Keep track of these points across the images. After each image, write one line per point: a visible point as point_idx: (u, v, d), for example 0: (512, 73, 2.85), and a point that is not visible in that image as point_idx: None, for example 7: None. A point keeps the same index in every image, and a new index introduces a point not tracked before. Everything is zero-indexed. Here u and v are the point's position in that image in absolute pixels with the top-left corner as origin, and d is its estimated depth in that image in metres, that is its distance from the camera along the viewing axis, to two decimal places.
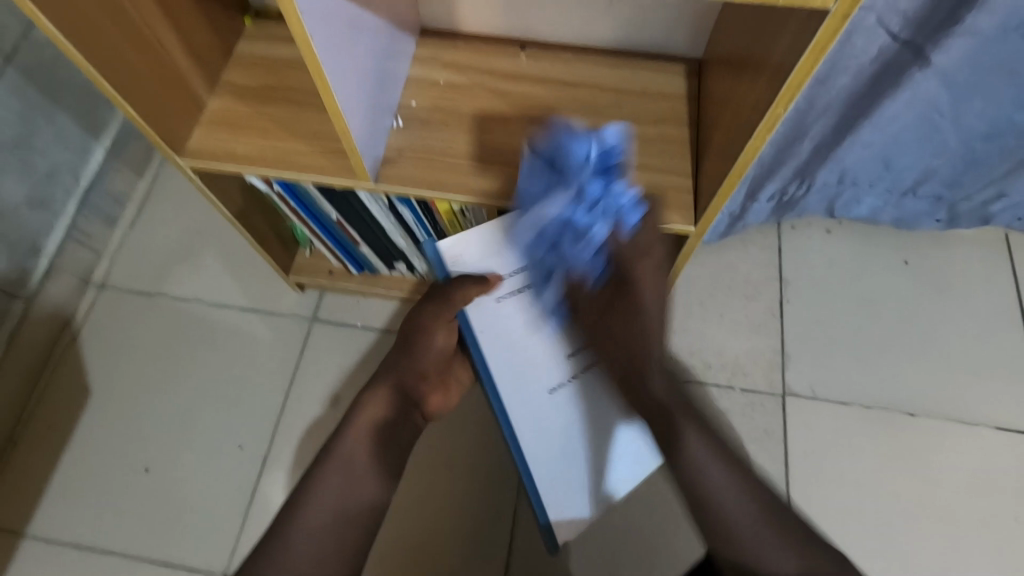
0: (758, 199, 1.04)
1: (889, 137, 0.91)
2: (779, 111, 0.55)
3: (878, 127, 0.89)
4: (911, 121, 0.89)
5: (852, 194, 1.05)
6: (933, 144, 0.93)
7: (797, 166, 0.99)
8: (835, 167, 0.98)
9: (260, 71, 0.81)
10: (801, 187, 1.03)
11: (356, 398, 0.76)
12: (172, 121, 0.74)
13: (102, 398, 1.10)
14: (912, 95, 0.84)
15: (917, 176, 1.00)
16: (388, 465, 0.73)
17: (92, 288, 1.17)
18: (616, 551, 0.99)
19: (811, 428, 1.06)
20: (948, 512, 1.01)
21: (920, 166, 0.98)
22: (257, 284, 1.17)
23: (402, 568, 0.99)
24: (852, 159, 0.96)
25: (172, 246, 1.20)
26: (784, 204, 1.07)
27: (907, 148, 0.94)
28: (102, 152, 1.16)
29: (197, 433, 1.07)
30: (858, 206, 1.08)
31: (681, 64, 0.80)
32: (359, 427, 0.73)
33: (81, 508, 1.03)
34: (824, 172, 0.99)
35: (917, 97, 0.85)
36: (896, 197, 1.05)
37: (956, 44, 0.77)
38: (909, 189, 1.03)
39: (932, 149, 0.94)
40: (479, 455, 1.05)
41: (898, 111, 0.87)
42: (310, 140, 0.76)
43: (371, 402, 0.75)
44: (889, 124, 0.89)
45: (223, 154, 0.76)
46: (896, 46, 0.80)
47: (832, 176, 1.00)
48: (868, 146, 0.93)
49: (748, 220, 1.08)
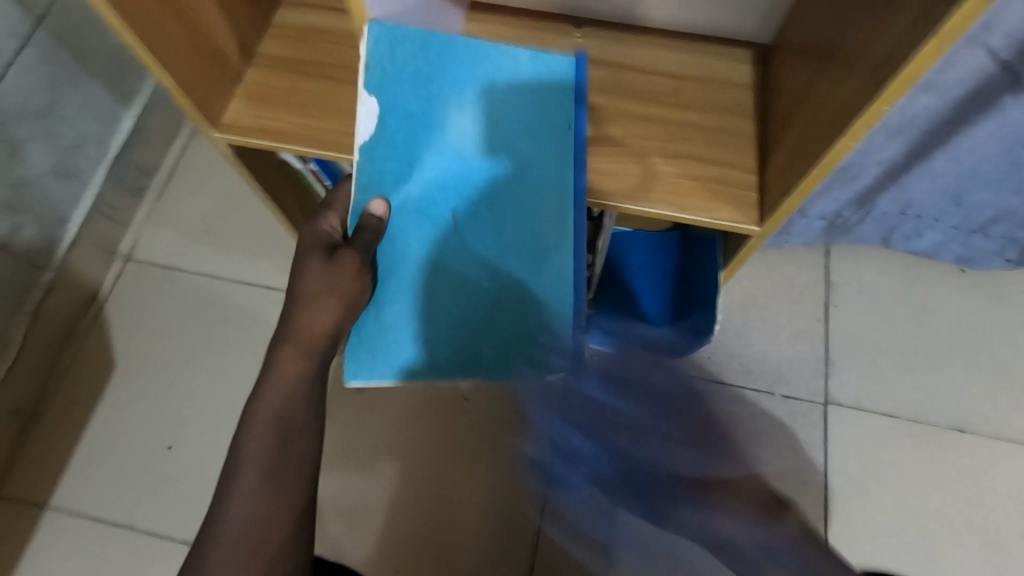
0: (808, 216, 0.98)
1: (964, 166, 0.85)
2: (883, 106, 0.49)
3: (953, 156, 0.83)
4: (991, 154, 0.82)
5: (913, 225, 0.98)
6: (1012, 181, 0.86)
7: (858, 190, 0.93)
8: (898, 195, 0.92)
9: (300, 43, 0.76)
10: (858, 214, 0.97)
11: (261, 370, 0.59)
12: (211, 95, 0.71)
13: (124, 374, 1.08)
14: (998, 124, 0.77)
15: (990, 215, 0.93)
16: (318, 425, 0.58)
17: (118, 261, 1.15)
18: (643, 553, 0.97)
19: (856, 441, 1.01)
20: (995, 535, 0.96)
21: (996, 205, 0.91)
22: (283, 264, 1.14)
23: (423, 560, 0.98)
24: (919, 187, 0.90)
25: (200, 223, 1.17)
26: (836, 228, 1.01)
27: (981, 182, 0.87)
28: (131, 121, 1.13)
29: (218, 413, 1.06)
30: (918, 239, 1.01)
31: (746, 50, 0.75)
32: (268, 400, 0.57)
33: (101, 484, 1.02)
34: (886, 199, 0.93)
35: (1004, 125, 0.77)
36: (961, 234, 0.98)
37: None
38: (977, 227, 0.96)
39: (1011, 184, 0.87)
40: (505, 449, 1.02)
41: (980, 141, 0.80)
42: (349, 119, 0.72)
43: (274, 380, 0.58)
44: (967, 153, 0.82)
45: (260, 130, 0.73)
46: (992, 68, 0.72)
47: (894, 206, 0.95)
48: (939, 176, 0.87)
49: (793, 236, 1.03)
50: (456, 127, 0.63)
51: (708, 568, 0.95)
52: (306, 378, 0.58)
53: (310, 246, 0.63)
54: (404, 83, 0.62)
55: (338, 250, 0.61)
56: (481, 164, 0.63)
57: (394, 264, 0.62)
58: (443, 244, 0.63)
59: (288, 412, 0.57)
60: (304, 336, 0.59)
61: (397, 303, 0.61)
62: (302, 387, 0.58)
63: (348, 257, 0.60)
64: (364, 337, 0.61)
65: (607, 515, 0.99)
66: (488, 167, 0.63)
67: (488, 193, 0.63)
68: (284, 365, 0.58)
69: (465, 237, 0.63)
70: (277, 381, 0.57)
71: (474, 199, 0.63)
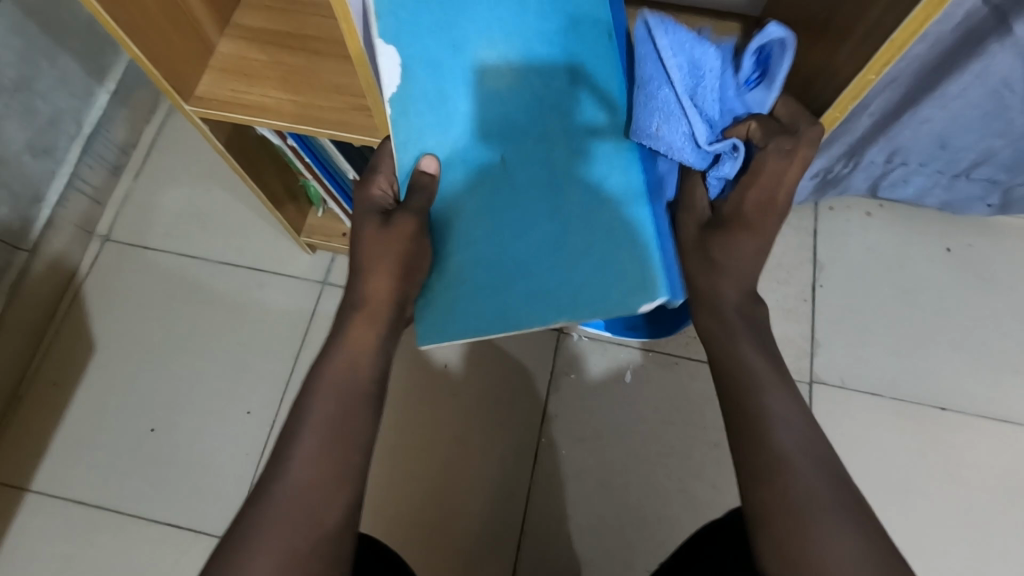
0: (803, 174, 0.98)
1: (952, 114, 0.84)
2: (870, 76, 0.49)
3: (941, 104, 0.82)
4: (978, 100, 0.81)
5: (900, 173, 0.98)
6: (997, 124, 0.85)
7: (849, 143, 0.95)
8: (887, 144, 0.92)
9: (275, 12, 0.73)
10: (849, 166, 0.98)
11: (323, 349, 0.58)
12: (183, 66, 0.68)
13: (104, 355, 1.07)
14: (983, 69, 0.77)
15: (974, 157, 0.92)
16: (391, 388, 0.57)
17: (97, 240, 1.13)
18: (627, 530, 0.97)
19: (839, 418, 1.02)
20: (973, 510, 0.97)
21: (979, 147, 0.90)
22: (267, 245, 1.12)
23: (410, 539, 0.98)
24: (906, 136, 0.89)
25: (181, 201, 1.15)
26: (828, 182, 1.02)
27: (967, 126, 0.87)
28: (106, 97, 1.10)
29: (202, 395, 1.04)
30: (904, 187, 1.01)
31: (737, 23, 0.72)
32: (336, 376, 0.55)
33: (83, 466, 1.01)
34: (875, 151, 0.93)
35: (990, 75, 0.77)
36: (946, 179, 0.98)
37: None
38: (962, 171, 0.96)
39: (996, 129, 0.86)
40: (490, 428, 1.02)
41: (966, 87, 0.79)
42: (328, 92, 0.70)
43: (340, 360, 0.56)
44: (955, 100, 0.82)
45: (235, 104, 0.70)
46: (983, 12, 0.73)
47: (882, 155, 0.94)
48: (927, 125, 0.87)
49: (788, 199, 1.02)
50: (478, 66, 0.58)
51: None
52: (377, 345, 0.57)
53: (362, 217, 0.61)
54: (427, 36, 0.57)
55: (393, 215, 0.58)
56: (529, 113, 0.57)
57: (459, 226, 0.58)
58: (499, 192, 0.57)
59: (359, 374, 0.56)
60: (366, 304, 0.58)
61: (458, 257, 0.58)
62: (374, 353, 0.57)
63: (405, 223, 0.58)
64: (433, 297, 0.59)
65: (595, 493, 0.99)
66: (523, 121, 0.57)
67: (539, 142, 0.57)
68: (351, 337, 0.57)
69: (515, 189, 0.57)
70: (343, 348, 0.57)
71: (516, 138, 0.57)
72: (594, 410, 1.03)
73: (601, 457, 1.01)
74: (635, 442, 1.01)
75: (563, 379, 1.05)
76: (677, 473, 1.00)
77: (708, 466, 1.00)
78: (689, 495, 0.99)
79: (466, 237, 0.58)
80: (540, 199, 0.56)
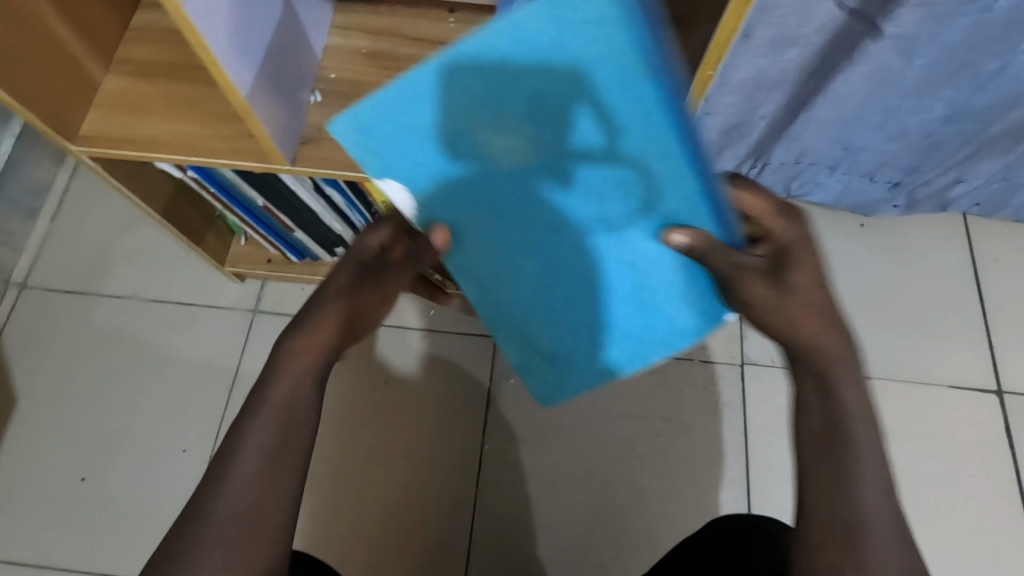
0: None
1: (844, 114, 0.89)
2: (709, 72, 0.51)
3: (831, 102, 0.86)
4: (867, 99, 0.86)
5: (809, 175, 1.02)
6: (891, 126, 0.90)
7: (751, 144, 0.99)
8: (792, 144, 0.96)
9: (162, 45, 0.72)
10: (755, 167, 1.02)
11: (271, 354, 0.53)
12: (64, 107, 0.67)
13: (29, 406, 1.03)
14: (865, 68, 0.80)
15: (877, 160, 0.97)
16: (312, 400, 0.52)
17: (14, 288, 1.10)
18: (576, 528, 0.98)
19: (772, 397, 1.04)
20: None
21: (877, 149, 0.95)
22: (194, 278, 1.10)
23: (360, 562, 0.97)
24: (809, 135, 0.94)
25: (101, 241, 1.12)
26: None
27: (862, 128, 0.91)
28: (11, 141, 1.05)
29: (135, 437, 1.02)
30: (816, 188, 1.05)
31: None
32: (279, 387, 0.51)
33: (12, 524, 0.97)
34: (779, 149, 0.97)
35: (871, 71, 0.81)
36: (854, 180, 1.02)
37: (908, 15, 0.72)
38: (867, 173, 1.00)
39: (890, 130, 0.91)
40: (434, 442, 1.02)
41: (852, 87, 0.83)
42: (220, 121, 0.69)
43: (289, 370, 0.52)
44: (846, 99, 0.86)
45: (124, 140, 0.69)
46: (845, 17, 0.74)
47: (788, 155, 0.98)
48: (823, 124, 0.91)
49: None
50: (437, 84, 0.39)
51: (642, 535, 0.97)
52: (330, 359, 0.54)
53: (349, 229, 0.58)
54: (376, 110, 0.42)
55: (383, 236, 0.57)
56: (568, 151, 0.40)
57: (508, 316, 0.57)
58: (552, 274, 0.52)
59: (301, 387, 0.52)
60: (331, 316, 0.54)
61: (548, 332, 0.57)
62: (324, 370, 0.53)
63: (397, 249, 0.57)
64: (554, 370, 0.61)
65: (543, 494, 1.00)
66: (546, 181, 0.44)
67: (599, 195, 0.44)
68: (305, 346, 0.53)
69: (566, 275, 0.52)
70: (294, 355, 0.52)
71: (542, 212, 0.47)
72: (536, 414, 1.04)
73: (547, 458, 1.02)
74: (580, 440, 1.02)
75: (503, 385, 1.05)
76: (621, 466, 1.01)
77: (653, 456, 1.01)
78: (635, 486, 1.00)
79: (521, 324, 0.58)
80: (574, 281, 0.53)
